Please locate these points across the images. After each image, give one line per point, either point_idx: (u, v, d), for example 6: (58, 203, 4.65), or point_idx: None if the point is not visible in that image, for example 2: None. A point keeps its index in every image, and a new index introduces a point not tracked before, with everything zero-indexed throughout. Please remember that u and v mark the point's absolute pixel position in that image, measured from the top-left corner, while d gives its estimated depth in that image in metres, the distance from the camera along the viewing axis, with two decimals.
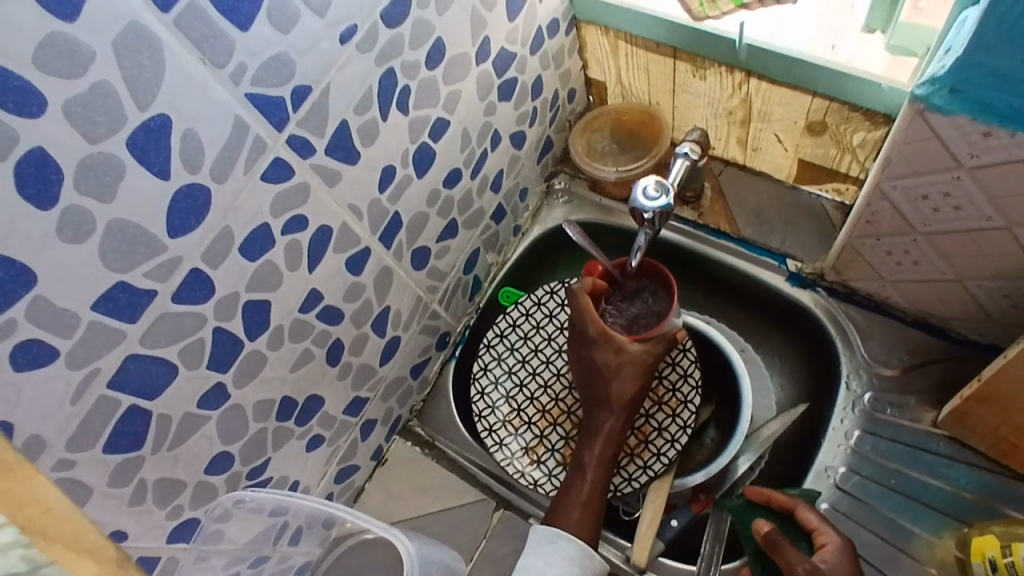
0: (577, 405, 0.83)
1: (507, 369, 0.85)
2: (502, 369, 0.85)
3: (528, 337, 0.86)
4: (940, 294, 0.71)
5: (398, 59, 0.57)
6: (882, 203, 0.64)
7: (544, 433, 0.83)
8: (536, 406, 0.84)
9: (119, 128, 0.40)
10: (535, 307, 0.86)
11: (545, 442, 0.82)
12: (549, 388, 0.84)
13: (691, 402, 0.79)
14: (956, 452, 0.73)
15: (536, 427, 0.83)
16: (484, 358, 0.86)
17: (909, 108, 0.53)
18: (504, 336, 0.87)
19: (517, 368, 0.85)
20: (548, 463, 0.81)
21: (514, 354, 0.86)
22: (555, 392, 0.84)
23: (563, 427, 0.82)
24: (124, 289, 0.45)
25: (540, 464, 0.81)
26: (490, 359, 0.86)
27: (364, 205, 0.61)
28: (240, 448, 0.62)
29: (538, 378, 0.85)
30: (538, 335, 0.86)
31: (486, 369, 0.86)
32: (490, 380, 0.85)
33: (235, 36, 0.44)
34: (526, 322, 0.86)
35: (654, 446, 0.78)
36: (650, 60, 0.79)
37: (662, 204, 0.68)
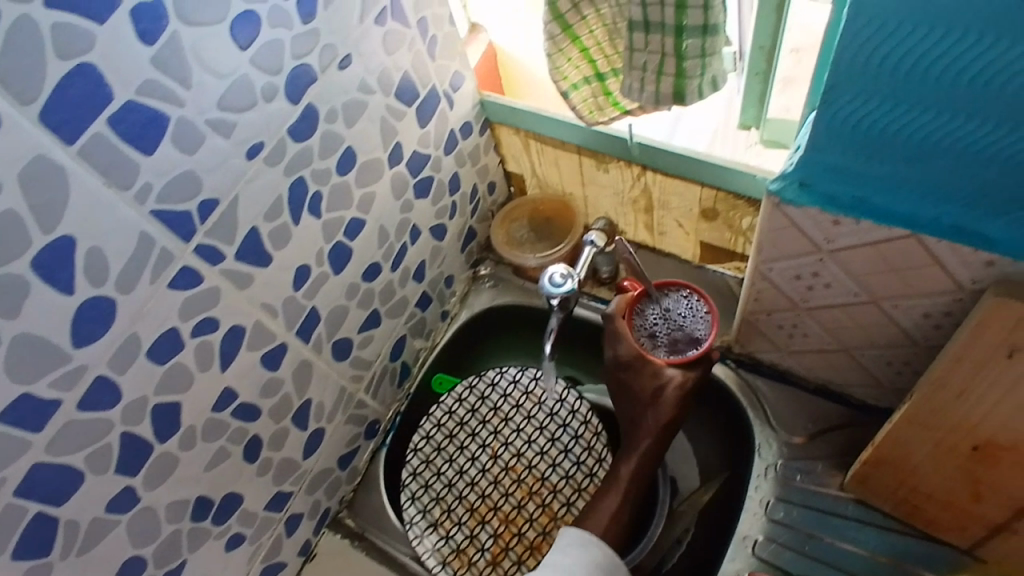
0: (504, 500, 0.82)
1: (435, 470, 0.85)
2: (431, 471, 0.85)
3: (453, 435, 0.87)
4: (834, 362, 0.76)
5: (308, 168, 0.62)
6: (764, 283, 0.69)
7: (474, 534, 0.81)
8: (465, 505, 0.83)
9: (26, 250, 0.43)
10: (457, 404, 0.89)
11: (475, 542, 0.81)
12: (476, 484, 0.84)
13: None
14: (864, 514, 0.76)
15: (466, 527, 0.82)
16: (412, 463, 0.86)
17: (768, 202, 0.59)
18: (430, 438, 0.87)
19: (444, 468, 0.85)
20: (478, 565, 0.79)
21: (440, 453, 0.86)
22: (482, 489, 0.84)
23: (490, 525, 0.81)
24: (28, 400, 0.46)
25: (471, 567, 0.79)
26: (419, 462, 0.86)
27: (278, 302, 0.64)
28: (152, 552, 0.61)
29: (464, 476, 0.84)
30: (462, 432, 0.87)
31: (415, 473, 0.85)
32: (420, 484, 0.84)
33: (141, 160, 0.47)
34: (450, 419, 0.88)
35: None
36: (559, 155, 0.86)
37: (567, 289, 0.72)
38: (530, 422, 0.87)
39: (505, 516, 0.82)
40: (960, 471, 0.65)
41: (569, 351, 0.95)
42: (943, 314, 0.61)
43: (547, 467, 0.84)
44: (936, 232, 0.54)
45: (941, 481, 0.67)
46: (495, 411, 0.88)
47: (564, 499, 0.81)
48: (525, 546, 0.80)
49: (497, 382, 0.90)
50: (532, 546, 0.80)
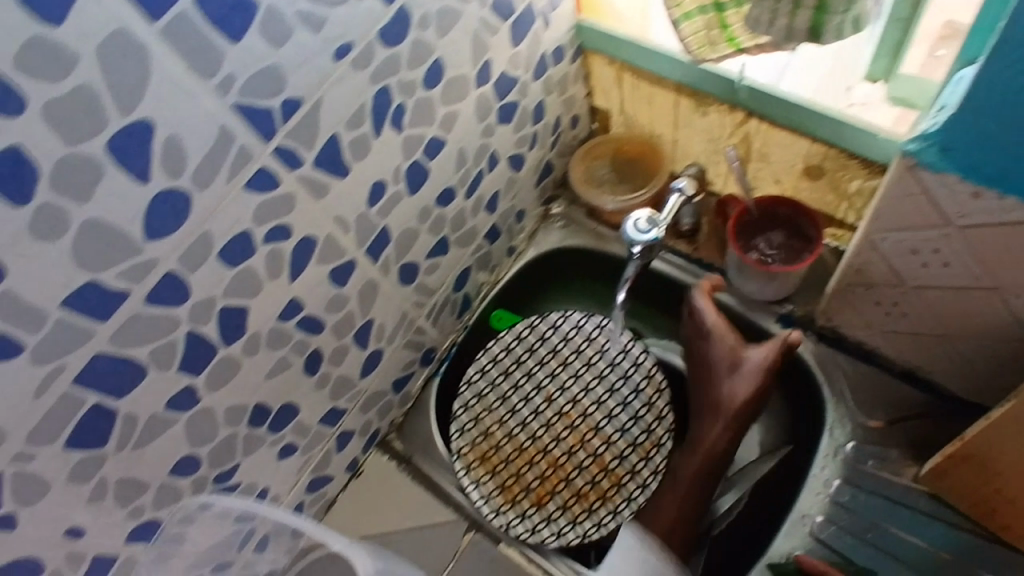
0: (554, 444, 0.81)
1: (487, 406, 0.83)
2: (482, 406, 0.83)
3: (508, 373, 0.84)
4: (927, 348, 0.70)
5: (395, 78, 0.58)
6: (871, 253, 0.63)
7: (521, 473, 0.80)
8: (514, 444, 0.82)
9: (101, 131, 0.41)
10: (515, 342, 0.85)
11: (520, 481, 0.80)
12: (527, 424, 0.82)
13: (665, 446, 0.80)
14: (935, 509, 0.71)
15: (513, 465, 0.81)
16: (464, 396, 0.84)
17: (899, 164, 0.53)
18: (485, 372, 0.85)
19: (496, 405, 0.83)
20: (522, 504, 0.79)
21: (494, 389, 0.84)
22: (533, 430, 0.82)
23: (537, 467, 0.80)
24: (95, 288, 0.45)
25: (514, 505, 0.79)
26: (471, 395, 0.84)
27: (351, 217, 0.61)
28: (207, 452, 0.62)
29: (516, 415, 0.83)
30: (518, 370, 0.84)
31: (466, 407, 0.83)
32: (470, 417, 0.83)
33: (226, 48, 0.44)
34: (507, 356, 0.85)
35: (625, 490, 0.78)
36: (655, 93, 0.79)
37: (651, 237, 0.67)
38: (589, 370, 0.84)
39: (553, 459, 0.80)
40: None
41: (636, 302, 0.91)
42: None
43: (603, 419, 0.81)
44: None
45: None
46: (553, 355, 0.85)
47: (616, 452, 0.80)
48: (571, 492, 0.79)
49: (558, 325, 0.86)
50: (578, 493, 0.79)
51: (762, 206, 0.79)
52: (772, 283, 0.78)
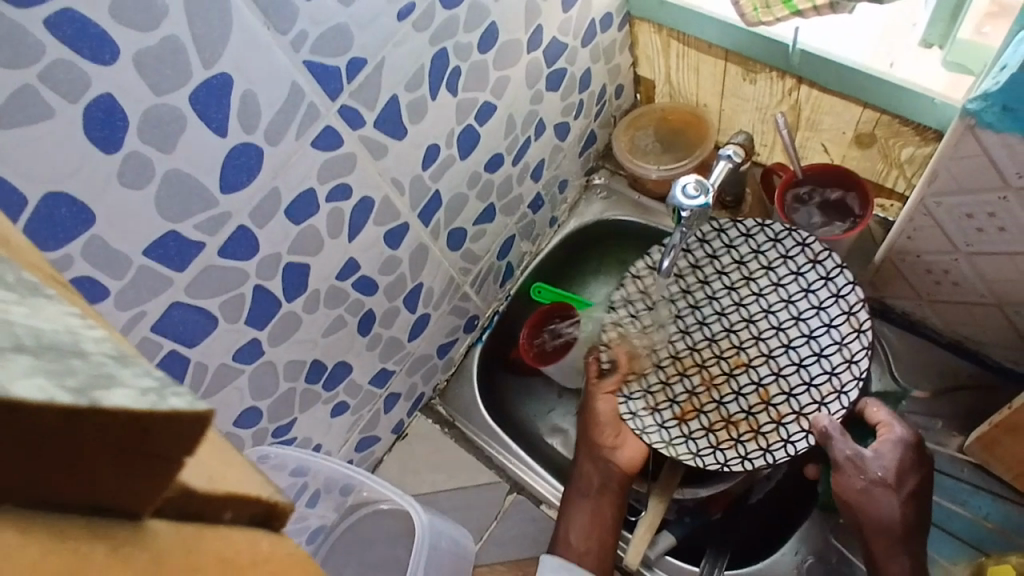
0: (714, 360, 0.77)
1: (667, 309, 0.79)
2: (649, 310, 0.79)
3: (683, 275, 0.79)
4: (977, 315, 0.70)
5: (451, 41, 0.59)
6: (924, 218, 0.63)
7: (667, 383, 0.78)
8: (671, 349, 0.79)
9: (184, 83, 0.42)
10: (699, 244, 0.78)
11: (667, 391, 0.78)
12: (688, 334, 0.78)
13: (846, 394, 0.71)
14: (979, 479, 0.71)
15: (663, 372, 0.79)
16: (622, 292, 0.79)
17: (959, 124, 0.52)
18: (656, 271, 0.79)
19: (677, 312, 0.79)
20: (663, 413, 0.78)
21: (666, 295, 0.79)
22: (692, 342, 0.78)
23: (690, 380, 0.77)
24: (176, 238, 0.47)
25: (654, 412, 0.78)
26: (632, 293, 0.79)
27: (406, 179, 0.63)
28: (268, 405, 0.64)
29: (679, 322, 0.79)
30: (693, 277, 0.79)
31: (635, 316, 0.79)
32: (653, 319, 0.80)
33: (301, 5, 0.46)
34: (685, 259, 0.79)
35: (766, 439, 0.73)
36: (702, 60, 0.79)
37: (700, 203, 0.68)
38: (767, 282, 0.76)
39: (711, 375, 0.77)
40: None
41: None
42: None
43: (779, 346, 0.74)
44: None
45: None
46: (736, 266, 0.77)
47: (786, 388, 0.73)
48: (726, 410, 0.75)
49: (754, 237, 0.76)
50: (726, 416, 0.75)
51: (814, 173, 0.78)
52: None
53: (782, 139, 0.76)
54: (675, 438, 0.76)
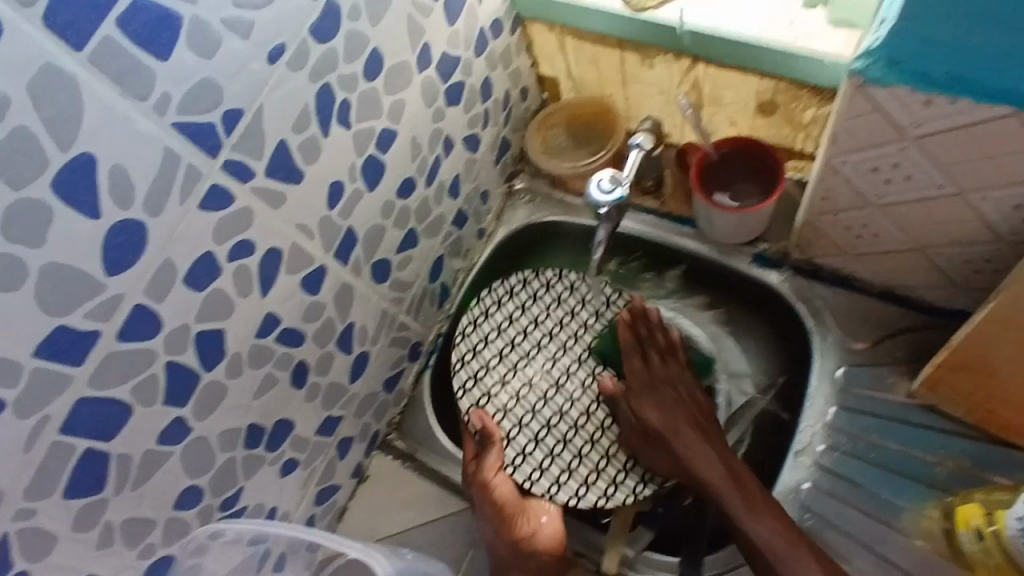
0: (587, 415, 0.80)
1: (496, 367, 0.82)
2: (491, 369, 0.82)
3: (512, 336, 0.83)
4: (901, 263, 0.71)
5: (333, 74, 0.56)
6: (834, 178, 0.63)
7: (545, 465, 0.78)
8: (523, 403, 0.81)
9: (43, 172, 0.39)
10: (506, 295, 0.84)
11: (540, 445, 0.79)
12: (549, 401, 0.81)
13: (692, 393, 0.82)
14: (934, 421, 0.72)
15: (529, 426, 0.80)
16: (461, 350, 0.82)
17: (849, 84, 0.52)
18: (490, 317, 0.84)
19: (507, 370, 0.82)
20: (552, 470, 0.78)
21: (499, 355, 0.82)
22: (546, 418, 0.80)
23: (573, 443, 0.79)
24: (66, 332, 0.44)
25: (544, 471, 0.77)
26: (469, 350, 0.82)
27: (314, 223, 0.60)
28: (209, 480, 0.60)
29: (523, 371, 0.82)
30: (525, 338, 0.83)
31: (464, 362, 0.82)
32: (484, 366, 0.82)
33: (157, 67, 0.43)
34: (499, 311, 0.84)
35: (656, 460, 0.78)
36: (598, 52, 0.79)
37: (617, 197, 0.67)
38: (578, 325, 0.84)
39: (571, 421, 0.80)
40: None
41: (616, 266, 0.91)
42: None
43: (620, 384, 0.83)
44: None
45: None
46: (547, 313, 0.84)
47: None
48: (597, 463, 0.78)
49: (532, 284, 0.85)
50: (592, 441, 0.79)
51: (725, 148, 0.79)
52: (742, 225, 0.78)
53: (689, 118, 0.76)
54: (577, 489, 0.77)
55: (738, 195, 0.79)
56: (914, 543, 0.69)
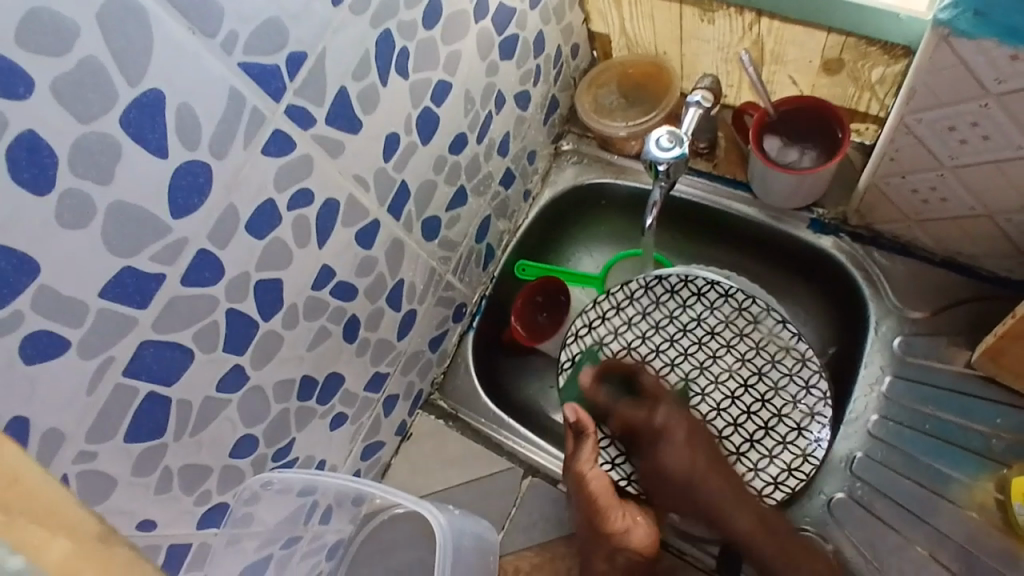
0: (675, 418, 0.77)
1: (609, 358, 0.80)
2: (595, 362, 0.80)
3: (638, 343, 0.80)
4: (969, 229, 0.68)
5: (394, 20, 0.55)
6: (907, 137, 0.61)
7: (616, 463, 0.76)
8: None
9: (113, 106, 0.39)
10: (627, 300, 0.82)
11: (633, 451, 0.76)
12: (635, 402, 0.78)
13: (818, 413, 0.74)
14: (990, 392, 0.70)
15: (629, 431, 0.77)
16: (571, 349, 0.81)
17: (934, 35, 0.49)
18: (607, 318, 0.82)
19: (635, 368, 0.79)
20: (637, 476, 0.75)
21: (611, 356, 0.80)
22: None
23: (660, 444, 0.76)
24: (132, 274, 0.44)
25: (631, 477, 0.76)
26: (575, 351, 0.80)
27: (369, 175, 0.59)
28: (263, 430, 0.61)
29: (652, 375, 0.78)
30: (656, 336, 0.80)
31: (572, 363, 0.80)
32: (586, 367, 0.80)
33: (225, 4, 0.42)
34: (617, 314, 0.81)
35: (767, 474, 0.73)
36: (657, 6, 0.76)
37: (677, 154, 0.65)
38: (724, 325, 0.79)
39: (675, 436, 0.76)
40: None
41: (662, 229, 0.89)
42: None
43: (724, 399, 0.77)
44: None
45: None
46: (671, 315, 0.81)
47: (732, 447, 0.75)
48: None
49: (653, 291, 0.82)
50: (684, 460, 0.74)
51: (785, 108, 0.76)
52: (799, 187, 0.75)
53: (750, 75, 0.73)
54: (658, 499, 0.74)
55: (790, 155, 0.76)
56: (968, 514, 0.68)
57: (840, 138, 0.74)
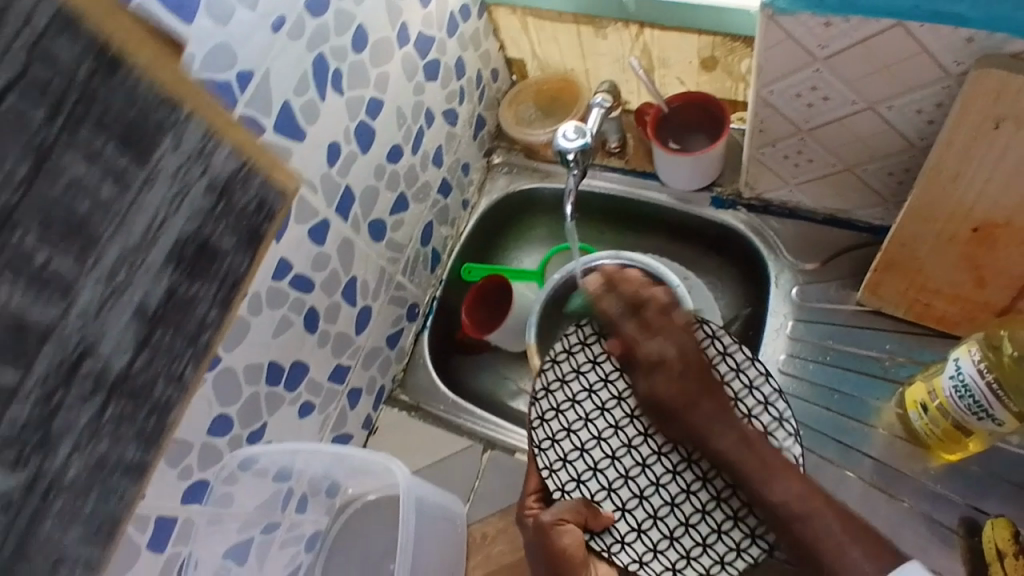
0: (655, 458, 0.77)
1: (556, 407, 0.79)
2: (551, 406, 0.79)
3: (596, 385, 0.80)
4: (837, 186, 0.80)
5: (327, 45, 0.65)
6: (767, 109, 0.72)
7: (613, 524, 0.75)
8: (603, 450, 0.78)
9: None
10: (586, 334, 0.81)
11: (613, 495, 0.77)
12: (632, 448, 0.78)
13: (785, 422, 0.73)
14: (880, 322, 0.80)
15: (603, 475, 0.77)
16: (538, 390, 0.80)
17: (762, 16, 0.61)
18: (568, 354, 0.81)
19: (597, 411, 0.79)
20: (620, 526, 0.75)
21: (579, 405, 0.79)
22: (624, 468, 0.77)
23: (666, 491, 0.76)
24: None
25: (613, 530, 0.74)
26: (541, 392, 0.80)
27: (316, 179, 0.69)
28: (237, 412, 0.68)
29: (606, 417, 0.79)
30: (612, 375, 0.80)
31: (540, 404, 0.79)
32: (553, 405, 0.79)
33: (182, 30, 0.52)
34: (578, 352, 0.81)
35: (729, 506, 0.73)
36: (558, 29, 0.89)
37: (580, 144, 0.77)
38: None
39: (653, 475, 0.77)
40: (961, 257, 0.69)
41: (590, 223, 1.00)
42: (934, 107, 0.64)
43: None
44: (918, 18, 0.56)
45: (948, 274, 0.71)
46: None
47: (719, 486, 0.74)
48: (684, 517, 0.74)
49: None
50: (656, 484, 0.76)
51: (675, 105, 0.88)
52: (696, 169, 0.87)
53: (641, 78, 0.86)
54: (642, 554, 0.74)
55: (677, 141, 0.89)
56: (876, 432, 0.77)
57: (721, 128, 0.87)
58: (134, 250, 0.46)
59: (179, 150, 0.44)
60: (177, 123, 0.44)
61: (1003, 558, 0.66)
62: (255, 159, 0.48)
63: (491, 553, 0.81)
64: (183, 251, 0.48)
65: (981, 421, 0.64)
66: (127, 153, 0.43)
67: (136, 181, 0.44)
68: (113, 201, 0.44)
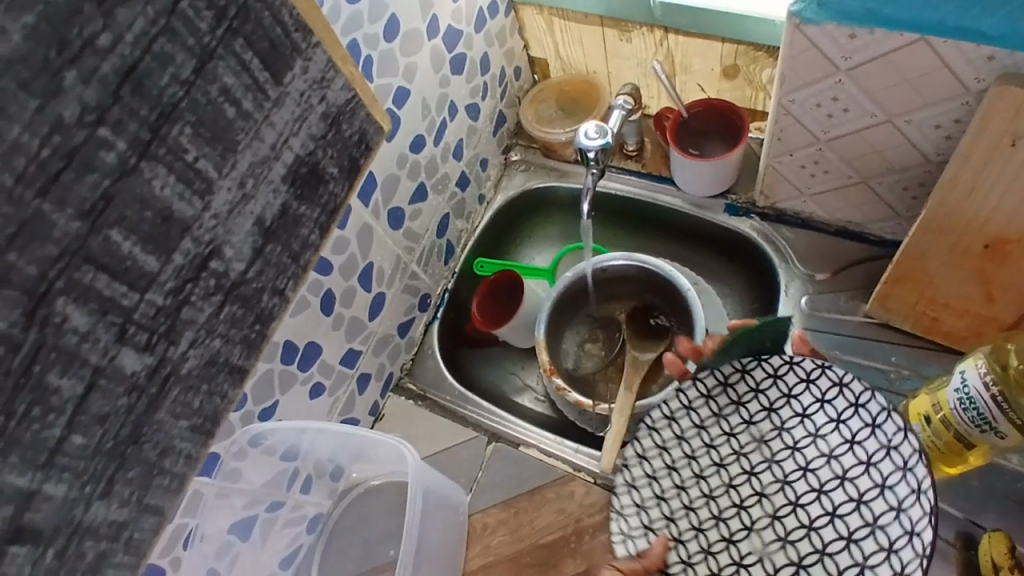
0: (792, 523, 0.59)
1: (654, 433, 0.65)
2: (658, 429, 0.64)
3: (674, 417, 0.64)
4: (851, 198, 0.81)
5: (360, 32, 0.67)
6: (787, 118, 0.74)
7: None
8: (731, 497, 0.61)
9: None
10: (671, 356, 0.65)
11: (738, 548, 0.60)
12: (769, 497, 0.60)
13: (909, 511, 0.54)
14: (887, 335, 0.81)
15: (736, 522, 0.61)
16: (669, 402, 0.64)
17: (788, 24, 0.62)
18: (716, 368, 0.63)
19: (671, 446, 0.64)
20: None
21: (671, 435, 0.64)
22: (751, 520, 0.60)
23: (798, 546, 0.58)
24: None
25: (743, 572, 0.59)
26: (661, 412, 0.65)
27: None
28: (251, 388, 0.68)
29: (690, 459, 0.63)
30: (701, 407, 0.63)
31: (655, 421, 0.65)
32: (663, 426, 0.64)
33: None
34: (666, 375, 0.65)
35: None
36: (583, 31, 0.90)
37: (601, 142, 0.78)
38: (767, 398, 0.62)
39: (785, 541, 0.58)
40: (972, 272, 0.69)
41: (603, 224, 1.01)
42: (952, 123, 0.65)
43: (819, 458, 0.59)
44: (941, 34, 0.57)
45: (957, 288, 0.72)
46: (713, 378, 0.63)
47: (830, 506, 0.57)
48: (824, 542, 0.57)
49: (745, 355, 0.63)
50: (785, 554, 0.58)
51: (695, 110, 0.89)
52: (712, 176, 0.88)
53: (663, 83, 0.87)
54: None
55: (695, 146, 0.90)
56: None
57: (740, 135, 0.87)
58: (261, 162, 0.40)
59: (306, 74, 0.40)
60: (308, 47, 0.40)
61: (998, 571, 0.67)
62: (360, 92, 0.45)
63: (491, 544, 0.82)
64: (298, 169, 0.42)
65: (984, 433, 0.65)
66: (266, 67, 0.38)
67: (269, 94, 0.39)
68: (253, 112, 0.38)
